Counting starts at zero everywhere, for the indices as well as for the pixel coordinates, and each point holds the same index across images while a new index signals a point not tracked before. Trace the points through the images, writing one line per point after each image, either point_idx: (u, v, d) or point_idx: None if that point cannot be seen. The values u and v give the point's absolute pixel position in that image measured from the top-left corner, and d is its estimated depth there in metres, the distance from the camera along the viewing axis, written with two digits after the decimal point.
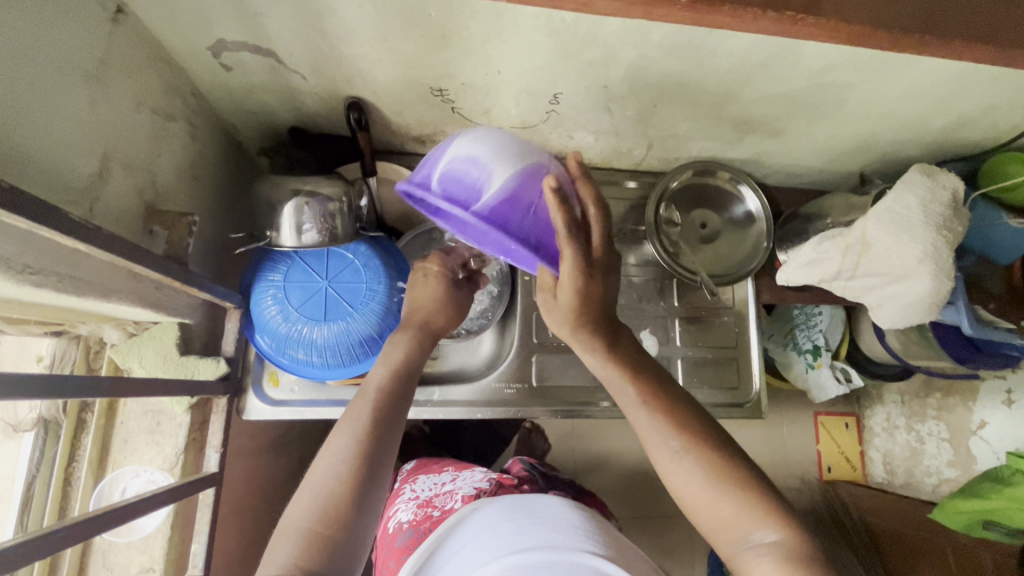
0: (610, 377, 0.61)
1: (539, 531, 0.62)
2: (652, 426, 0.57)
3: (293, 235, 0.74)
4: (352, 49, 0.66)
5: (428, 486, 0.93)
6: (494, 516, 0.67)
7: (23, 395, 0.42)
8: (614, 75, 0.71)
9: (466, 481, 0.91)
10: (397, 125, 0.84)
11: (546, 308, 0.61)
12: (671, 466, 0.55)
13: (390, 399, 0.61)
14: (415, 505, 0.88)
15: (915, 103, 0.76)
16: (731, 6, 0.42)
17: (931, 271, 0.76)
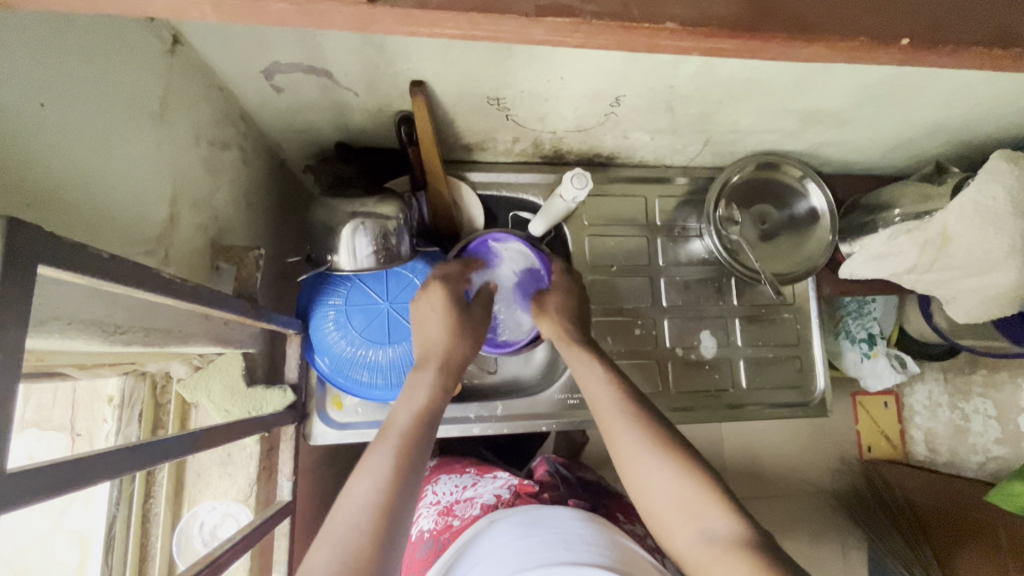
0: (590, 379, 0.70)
1: (541, 549, 0.60)
2: (616, 406, 0.64)
3: (352, 258, 0.73)
4: (410, 64, 0.62)
5: (449, 489, 0.94)
6: (502, 532, 0.66)
7: (110, 475, 0.39)
8: (682, 74, 0.67)
9: (486, 487, 0.90)
10: (447, 136, 0.81)
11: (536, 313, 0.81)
12: (626, 438, 0.61)
13: (416, 438, 0.59)
14: (436, 512, 0.88)
15: (1002, 87, 0.72)
16: (945, 51, 0.39)
17: (1018, 264, 0.73)
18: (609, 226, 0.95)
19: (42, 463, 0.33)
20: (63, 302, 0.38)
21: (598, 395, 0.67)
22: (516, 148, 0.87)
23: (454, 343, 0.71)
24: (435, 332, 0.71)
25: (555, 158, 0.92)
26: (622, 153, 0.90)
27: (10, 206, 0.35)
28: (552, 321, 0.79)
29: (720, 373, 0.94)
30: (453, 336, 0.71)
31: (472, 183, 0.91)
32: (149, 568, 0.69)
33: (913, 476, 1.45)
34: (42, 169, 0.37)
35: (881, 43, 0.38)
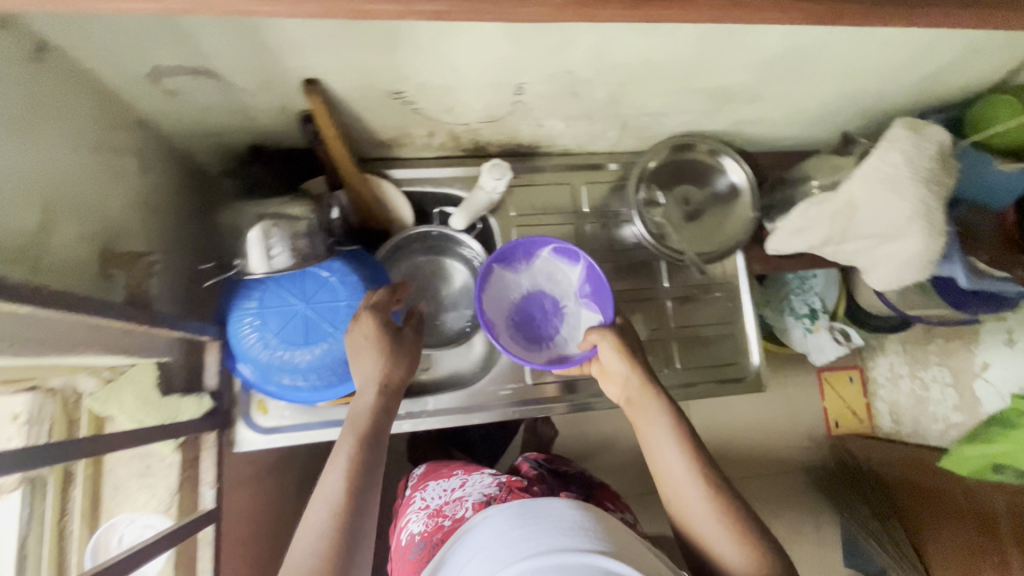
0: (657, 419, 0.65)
1: (539, 535, 0.57)
2: (685, 472, 0.60)
3: (265, 260, 0.72)
4: (298, 60, 0.62)
5: (437, 493, 0.93)
6: (496, 523, 0.62)
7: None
8: (576, 59, 0.68)
9: (474, 486, 0.90)
10: (361, 134, 0.81)
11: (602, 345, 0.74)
12: (690, 498, 0.59)
13: (365, 457, 0.59)
14: (425, 516, 0.88)
15: (894, 56, 0.73)
16: None
17: (924, 229, 0.74)
18: (536, 216, 0.95)
19: None
20: None
21: (664, 448, 0.62)
22: (434, 142, 0.87)
23: (389, 378, 0.67)
24: (372, 366, 0.67)
25: (478, 151, 0.92)
26: (542, 142, 0.91)
27: None
28: (629, 362, 0.72)
29: (654, 355, 0.95)
30: (388, 364, 0.68)
31: (396, 180, 0.91)
32: None
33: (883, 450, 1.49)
34: None
35: None
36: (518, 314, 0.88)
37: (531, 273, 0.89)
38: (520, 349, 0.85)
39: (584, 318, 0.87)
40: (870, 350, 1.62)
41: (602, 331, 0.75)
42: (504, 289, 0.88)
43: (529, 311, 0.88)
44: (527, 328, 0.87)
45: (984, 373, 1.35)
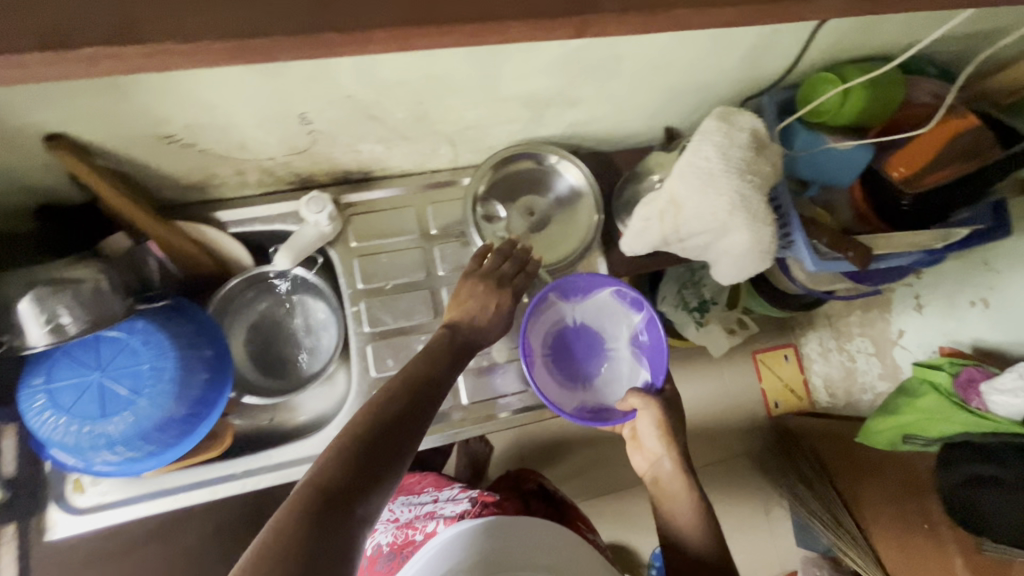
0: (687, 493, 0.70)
1: (514, 547, 0.64)
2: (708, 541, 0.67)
3: (49, 330, 0.66)
4: (22, 116, 0.57)
5: (407, 510, 0.98)
6: (468, 537, 0.67)
7: None
8: (347, 82, 0.63)
9: (447, 503, 0.95)
10: (157, 181, 0.76)
11: (643, 408, 0.75)
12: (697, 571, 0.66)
13: (406, 411, 0.60)
14: (395, 528, 0.93)
15: (692, 47, 0.71)
16: None
17: (746, 221, 0.72)
18: (379, 243, 0.90)
19: None
20: None
21: (683, 523, 0.69)
22: (250, 179, 0.82)
23: (498, 307, 0.75)
24: (478, 310, 0.74)
25: (307, 182, 0.87)
26: (372, 166, 0.86)
27: None
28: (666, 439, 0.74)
29: (518, 374, 0.90)
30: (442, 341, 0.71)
31: (221, 223, 0.86)
32: None
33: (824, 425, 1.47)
34: None
35: None
36: (557, 345, 0.86)
37: (585, 309, 0.87)
38: (550, 386, 0.83)
39: (623, 370, 0.85)
40: (800, 327, 1.60)
41: (644, 400, 0.75)
42: (554, 318, 0.86)
43: (566, 346, 0.86)
44: (561, 364, 0.85)
45: (900, 340, 1.37)
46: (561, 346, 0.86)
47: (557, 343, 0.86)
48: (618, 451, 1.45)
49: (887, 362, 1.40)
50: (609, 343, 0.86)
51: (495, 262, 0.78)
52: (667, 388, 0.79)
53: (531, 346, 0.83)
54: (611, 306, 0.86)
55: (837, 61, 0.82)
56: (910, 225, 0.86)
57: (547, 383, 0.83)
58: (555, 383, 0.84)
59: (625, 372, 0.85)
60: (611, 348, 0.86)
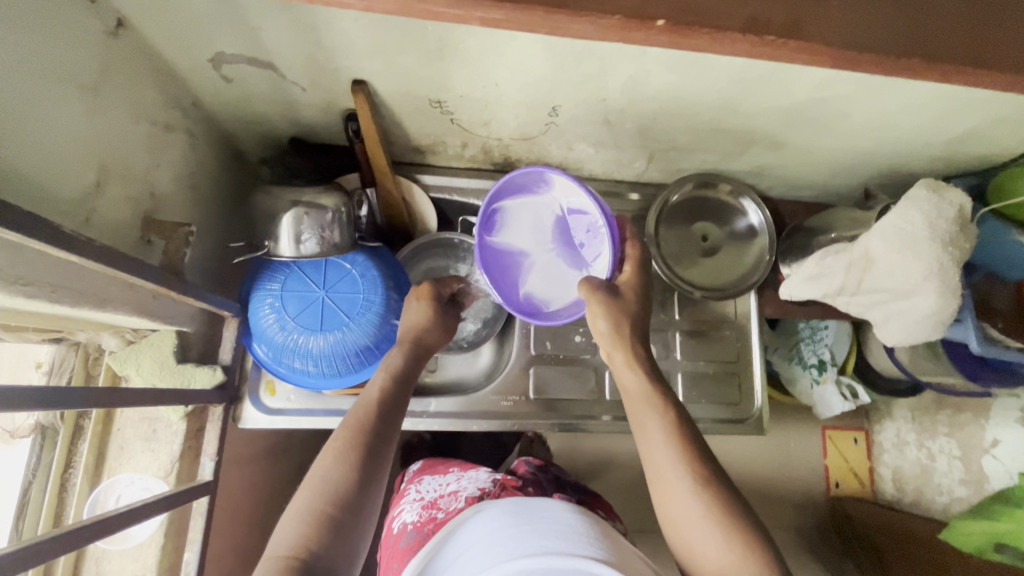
0: (648, 396, 0.64)
1: (535, 535, 0.56)
2: (669, 455, 0.59)
3: (293, 244, 0.76)
4: (350, 62, 0.66)
5: (433, 488, 0.96)
6: (489, 520, 0.62)
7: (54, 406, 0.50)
8: (611, 88, 0.71)
9: (470, 482, 0.93)
10: (397, 138, 0.85)
11: (601, 311, 0.68)
12: (674, 487, 0.57)
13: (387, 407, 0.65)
14: (419, 507, 0.91)
15: (919, 118, 0.75)
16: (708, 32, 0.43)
17: (937, 290, 0.75)
18: None
19: None
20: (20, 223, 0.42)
21: (653, 439, 0.61)
22: (466, 153, 0.91)
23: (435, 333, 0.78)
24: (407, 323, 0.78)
25: (506, 167, 0.96)
26: (569, 165, 0.94)
27: None
28: (611, 320, 0.68)
29: None
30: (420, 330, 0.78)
31: (425, 185, 0.94)
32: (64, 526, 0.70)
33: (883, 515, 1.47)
34: None
35: (648, 20, 0.41)
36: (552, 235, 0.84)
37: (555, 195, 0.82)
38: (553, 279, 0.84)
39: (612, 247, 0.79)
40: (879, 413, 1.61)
41: (591, 291, 0.69)
42: (536, 210, 0.84)
43: (559, 232, 0.83)
44: (561, 253, 0.83)
45: (992, 449, 1.29)
46: (556, 232, 0.83)
47: (543, 236, 0.84)
48: None
49: (971, 467, 1.34)
50: (594, 227, 0.79)
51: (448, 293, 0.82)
52: (623, 276, 0.73)
53: (515, 248, 0.84)
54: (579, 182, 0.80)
55: None
56: None
57: (548, 276, 0.84)
58: (558, 273, 0.83)
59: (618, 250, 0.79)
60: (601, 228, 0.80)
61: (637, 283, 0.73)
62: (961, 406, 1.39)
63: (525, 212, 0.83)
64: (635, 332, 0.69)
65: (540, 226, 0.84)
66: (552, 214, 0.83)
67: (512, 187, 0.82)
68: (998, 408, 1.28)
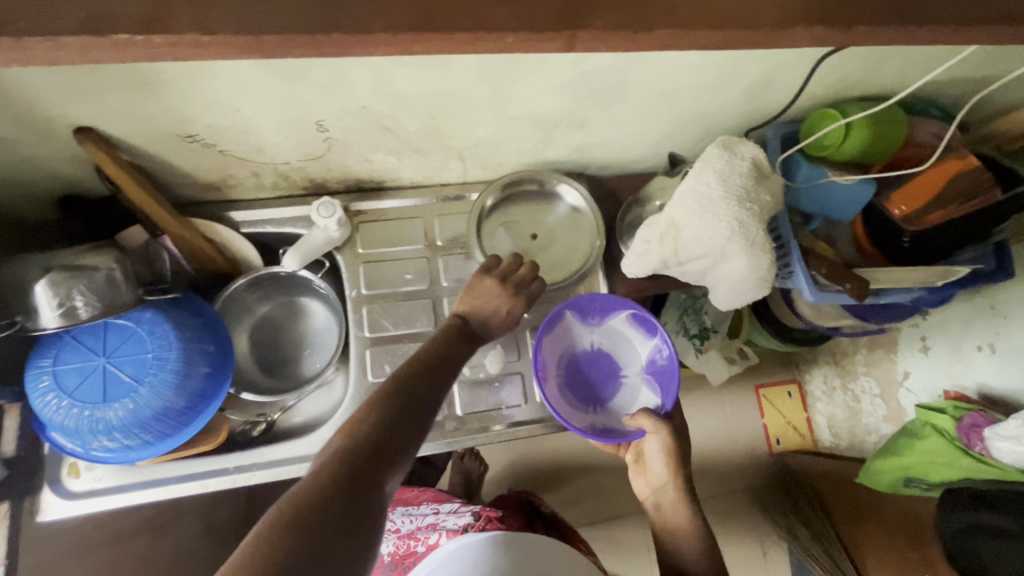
0: (680, 510, 0.75)
1: None
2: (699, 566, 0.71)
3: (56, 313, 0.68)
4: (55, 110, 0.61)
5: (411, 519, 0.99)
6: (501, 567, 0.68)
7: None
8: (363, 94, 0.66)
9: (449, 516, 0.95)
10: (176, 178, 0.79)
11: (656, 439, 0.77)
12: None
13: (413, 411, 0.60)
14: (396, 538, 0.94)
15: (696, 77, 0.73)
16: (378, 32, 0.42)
17: (743, 248, 0.73)
18: (385, 250, 0.92)
19: None
20: None
21: (686, 548, 0.73)
22: (265, 181, 0.85)
23: (508, 313, 0.78)
24: (488, 309, 0.77)
25: (319, 188, 0.90)
26: (384, 176, 0.89)
27: None
28: (667, 450, 0.76)
29: (508, 389, 0.91)
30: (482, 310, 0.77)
31: (235, 224, 0.89)
32: None
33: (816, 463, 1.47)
34: None
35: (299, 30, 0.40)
36: (571, 367, 0.87)
37: (600, 332, 0.87)
38: (560, 403, 0.83)
39: (635, 393, 0.85)
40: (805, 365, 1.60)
41: (655, 425, 0.76)
42: (567, 338, 0.87)
43: (586, 359, 0.87)
44: (572, 385, 0.85)
45: (905, 382, 1.30)
46: (574, 368, 0.87)
47: (569, 359, 0.86)
48: (612, 476, 1.44)
49: (891, 404, 1.35)
50: (625, 370, 0.87)
51: (514, 267, 0.80)
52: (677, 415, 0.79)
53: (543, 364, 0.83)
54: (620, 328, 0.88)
55: (839, 98, 0.84)
56: (917, 259, 0.87)
57: (557, 398, 0.82)
58: (569, 402, 0.83)
59: (637, 397, 0.84)
60: (624, 371, 0.86)
61: (682, 430, 0.79)
62: (874, 344, 1.39)
63: (560, 336, 0.86)
64: (682, 463, 0.77)
65: (566, 348, 0.86)
66: (583, 346, 0.87)
67: (578, 307, 0.85)
68: (903, 340, 1.29)
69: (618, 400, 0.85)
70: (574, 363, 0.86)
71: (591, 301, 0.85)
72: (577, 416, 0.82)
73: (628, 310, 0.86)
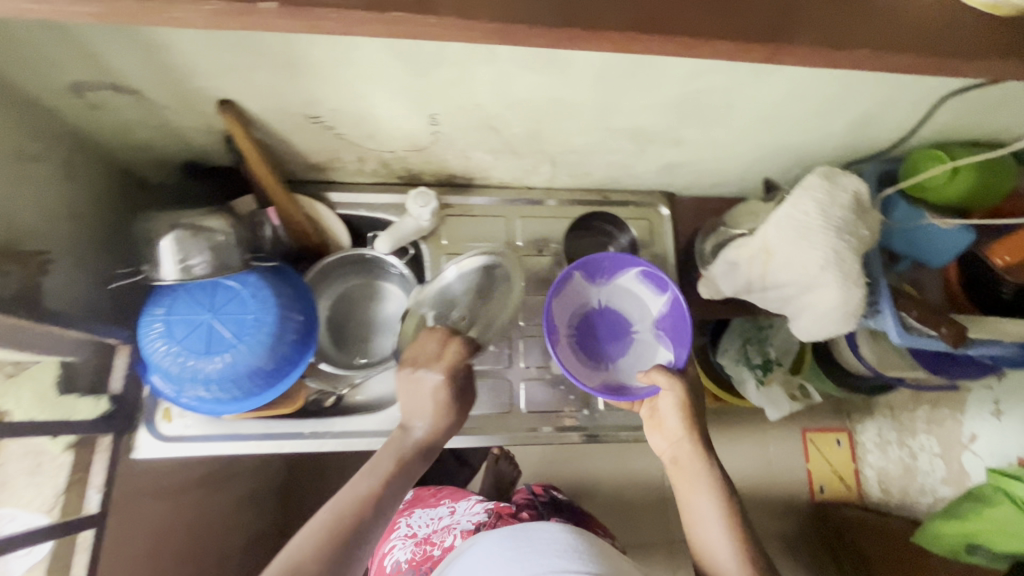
0: (695, 466, 0.72)
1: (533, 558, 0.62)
2: (716, 521, 0.69)
3: (177, 269, 0.74)
4: (208, 83, 0.66)
5: (425, 521, 1.00)
6: (490, 544, 0.67)
7: None
8: (481, 93, 0.70)
9: (461, 513, 0.98)
10: (290, 156, 0.84)
11: (665, 390, 0.75)
12: (717, 552, 0.68)
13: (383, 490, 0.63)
14: (413, 543, 0.96)
15: (804, 105, 0.74)
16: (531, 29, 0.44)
17: (839, 280, 0.72)
18: (466, 245, 0.96)
19: None
20: None
21: (703, 505, 0.70)
22: (367, 167, 0.90)
23: (441, 401, 0.72)
24: (423, 410, 0.72)
25: (413, 180, 0.95)
26: (475, 173, 0.93)
27: None
28: (677, 399, 0.75)
29: (574, 393, 0.92)
30: (423, 412, 0.72)
31: (332, 204, 0.94)
32: None
33: (862, 515, 1.44)
34: None
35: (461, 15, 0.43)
36: (580, 325, 0.88)
37: (608, 290, 0.88)
38: (573, 362, 0.84)
39: (647, 349, 0.86)
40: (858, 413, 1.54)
41: (669, 378, 0.75)
42: (577, 297, 0.88)
43: (596, 319, 0.88)
44: (584, 343, 0.87)
45: (971, 446, 1.20)
46: (584, 324, 0.88)
47: (576, 322, 0.87)
48: (647, 498, 1.42)
49: (952, 466, 1.26)
50: (635, 326, 0.88)
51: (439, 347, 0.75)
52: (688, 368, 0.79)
53: (557, 325, 0.84)
54: (630, 286, 0.88)
55: (942, 141, 0.83)
56: (1014, 314, 0.84)
57: (569, 360, 0.84)
58: (581, 360, 0.85)
59: (649, 356, 0.86)
60: (635, 329, 0.87)
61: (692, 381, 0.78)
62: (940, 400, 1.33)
63: (569, 296, 0.86)
64: (695, 415, 0.75)
65: (575, 309, 0.87)
66: (591, 304, 0.88)
67: (590, 266, 0.85)
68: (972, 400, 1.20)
69: (630, 359, 0.86)
70: (584, 323, 0.87)
71: (601, 256, 0.85)
72: (589, 374, 0.84)
73: (639, 268, 0.86)
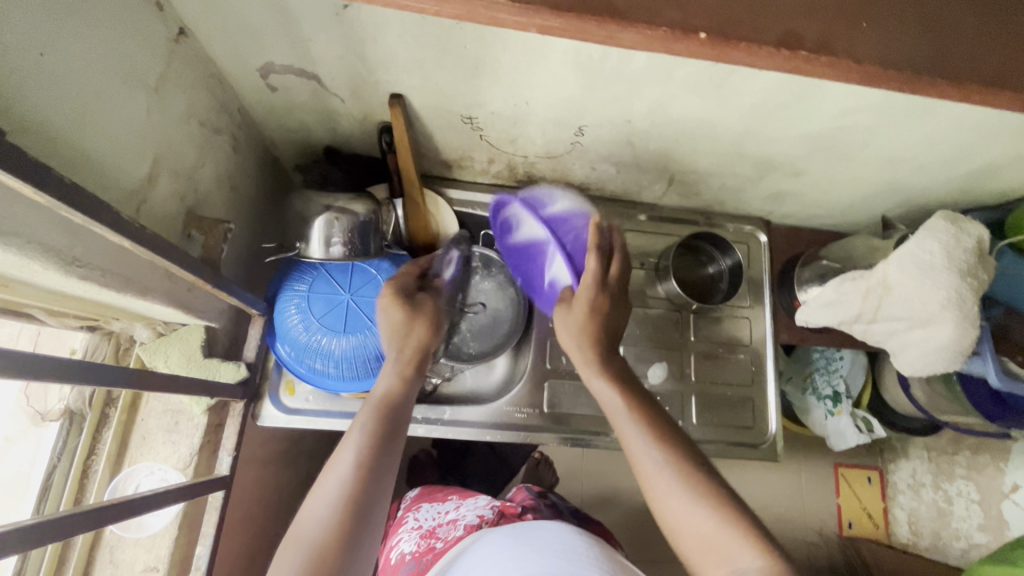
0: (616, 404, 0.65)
1: (535, 555, 0.64)
2: (645, 447, 0.60)
3: (323, 247, 0.78)
4: (389, 77, 0.70)
5: (432, 515, 0.89)
6: (492, 542, 0.70)
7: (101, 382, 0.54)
8: (637, 109, 0.74)
9: (469, 509, 0.87)
10: (428, 150, 0.88)
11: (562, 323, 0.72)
12: (659, 477, 0.57)
13: (370, 456, 0.60)
14: (418, 536, 0.85)
15: (938, 150, 0.77)
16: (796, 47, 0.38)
17: (955, 318, 0.75)
18: None
19: (13, 349, 0.44)
20: (89, 206, 0.45)
21: (631, 439, 0.61)
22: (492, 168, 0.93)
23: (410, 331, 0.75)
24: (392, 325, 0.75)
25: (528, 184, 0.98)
26: (591, 183, 0.97)
27: (37, 152, 0.45)
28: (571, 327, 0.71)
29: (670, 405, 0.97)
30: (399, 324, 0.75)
31: (450, 199, 0.97)
32: (84, 500, 0.74)
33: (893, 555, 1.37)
34: (55, 136, 0.46)
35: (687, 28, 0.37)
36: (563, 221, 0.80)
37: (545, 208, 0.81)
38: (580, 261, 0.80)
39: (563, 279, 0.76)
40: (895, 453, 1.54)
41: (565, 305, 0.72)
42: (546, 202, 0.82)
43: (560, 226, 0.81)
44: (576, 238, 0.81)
45: (1012, 495, 1.16)
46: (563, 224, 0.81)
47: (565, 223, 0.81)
48: None
49: (989, 513, 1.21)
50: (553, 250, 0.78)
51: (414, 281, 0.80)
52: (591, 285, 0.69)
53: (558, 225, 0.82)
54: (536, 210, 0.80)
55: None
56: None
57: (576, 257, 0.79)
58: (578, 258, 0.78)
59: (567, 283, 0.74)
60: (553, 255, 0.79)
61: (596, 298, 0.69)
62: None
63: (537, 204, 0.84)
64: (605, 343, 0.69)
65: None
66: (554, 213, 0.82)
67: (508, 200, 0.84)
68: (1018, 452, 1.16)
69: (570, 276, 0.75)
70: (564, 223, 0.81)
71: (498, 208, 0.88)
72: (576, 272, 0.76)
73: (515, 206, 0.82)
